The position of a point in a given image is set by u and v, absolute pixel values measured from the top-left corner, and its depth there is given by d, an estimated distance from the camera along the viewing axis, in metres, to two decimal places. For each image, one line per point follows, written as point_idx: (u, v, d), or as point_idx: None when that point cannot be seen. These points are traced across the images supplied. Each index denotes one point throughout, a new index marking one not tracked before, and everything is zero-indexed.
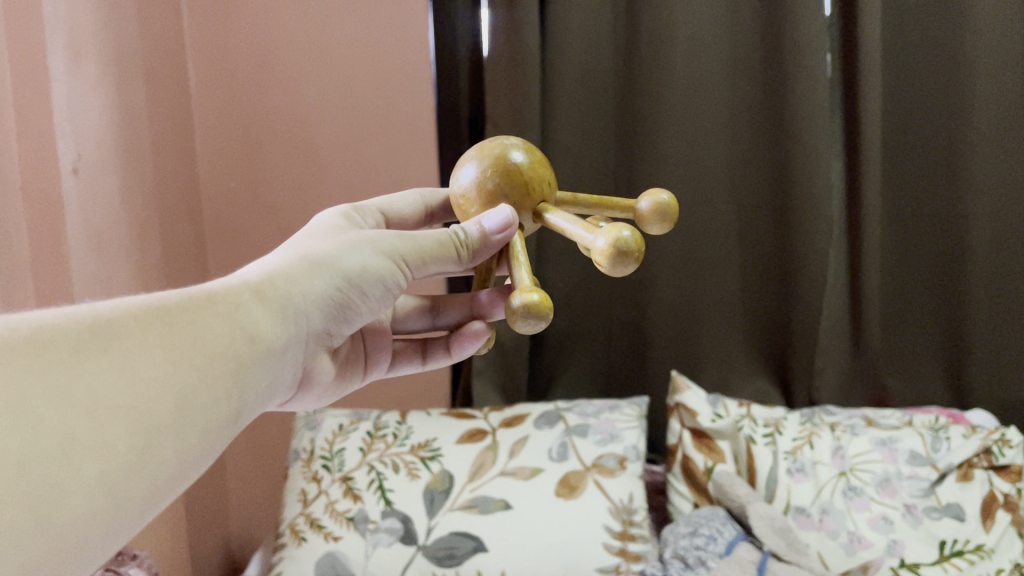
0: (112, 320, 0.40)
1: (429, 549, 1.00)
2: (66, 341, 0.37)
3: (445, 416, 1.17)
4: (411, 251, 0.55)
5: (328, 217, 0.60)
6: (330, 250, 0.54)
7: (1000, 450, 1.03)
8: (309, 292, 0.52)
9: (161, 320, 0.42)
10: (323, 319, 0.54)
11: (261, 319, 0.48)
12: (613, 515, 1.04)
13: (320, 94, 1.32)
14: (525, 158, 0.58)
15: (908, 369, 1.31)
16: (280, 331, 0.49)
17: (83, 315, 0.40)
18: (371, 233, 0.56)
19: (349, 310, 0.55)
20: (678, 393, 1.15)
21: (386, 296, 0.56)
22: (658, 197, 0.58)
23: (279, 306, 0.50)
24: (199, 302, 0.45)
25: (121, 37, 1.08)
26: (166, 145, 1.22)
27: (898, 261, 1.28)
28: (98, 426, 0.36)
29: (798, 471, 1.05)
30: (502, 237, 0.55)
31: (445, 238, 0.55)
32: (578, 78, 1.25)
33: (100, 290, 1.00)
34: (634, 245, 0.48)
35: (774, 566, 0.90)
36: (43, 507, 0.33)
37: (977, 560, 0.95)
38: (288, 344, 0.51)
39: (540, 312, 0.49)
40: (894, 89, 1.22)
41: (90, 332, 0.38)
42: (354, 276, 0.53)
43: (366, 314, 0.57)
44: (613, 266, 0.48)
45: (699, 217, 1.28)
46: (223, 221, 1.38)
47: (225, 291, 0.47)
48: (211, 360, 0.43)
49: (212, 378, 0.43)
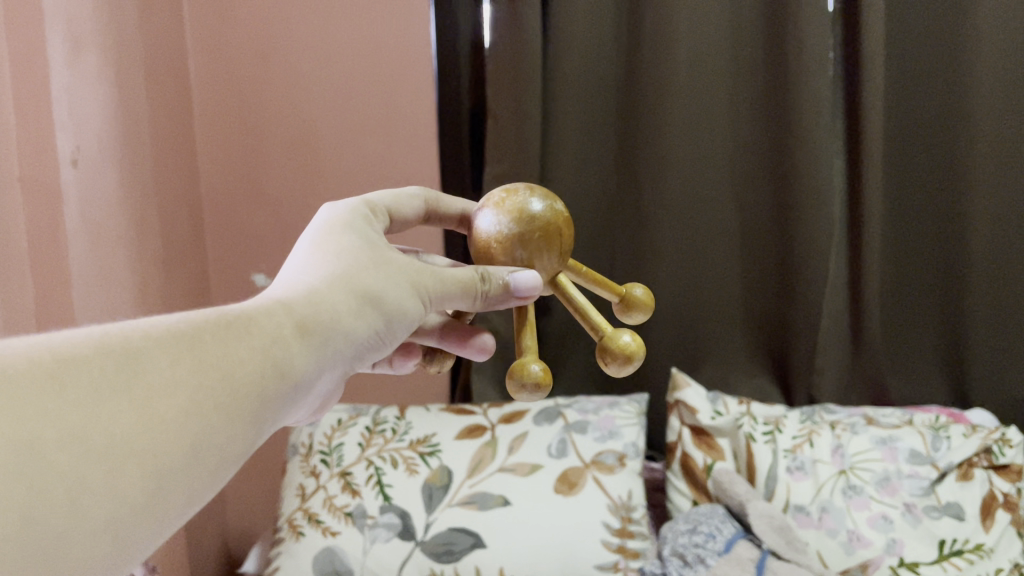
0: (140, 348, 0.39)
1: (427, 544, 0.99)
2: (88, 372, 0.36)
3: (444, 411, 1.16)
4: (436, 288, 0.56)
5: (341, 213, 0.58)
6: (365, 276, 0.53)
7: (1000, 449, 1.03)
8: (348, 325, 0.51)
9: (189, 350, 0.41)
10: (356, 350, 0.53)
11: (295, 351, 0.47)
12: (611, 512, 1.03)
13: (321, 88, 1.32)
14: (562, 222, 0.59)
15: (908, 368, 1.30)
16: (316, 366, 0.49)
17: (113, 340, 0.39)
18: (402, 264, 0.56)
19: (378, 340, 0.55)
20: (677, 390, 1.14)
21: (407, 331, 0.56)
22: (640, 292, 0.62)
23: (318, 339, 0.49)
24: (234, 330, 0.44)
25: (121, 29, 1.07)
26: (165, 138, 1.21)
27: (900, 259, 1.27)
28: (111, 469, 0.35)
29: (798, 469, 1.04)
30: (524, 300, 0.57)
31: (471, 279, 0.56)
32: (580, 72, 1.24)
33: (99, 285, 0.99)
34: (638, 353, 0.56)
35: (773, 564, 0.90)
36: (44, 556, 0.32)
37: (977, 559, 0.94)
38: (320, 375, 0.50)
39: (541, 384, 0.57)
40: (897, 87, 1.22)
41: (115, 364, 0.38)
42: (391, 312, 0.54)
43: (389, 345, 0.57)
44: (617, 368, 0.56)
45: (701, 216, 1.28)
46: (222, 215, 1.38)
47: (263, 315, 0.46)
48: (236, 396, 0.42)
49: (234, 419, 0.42)
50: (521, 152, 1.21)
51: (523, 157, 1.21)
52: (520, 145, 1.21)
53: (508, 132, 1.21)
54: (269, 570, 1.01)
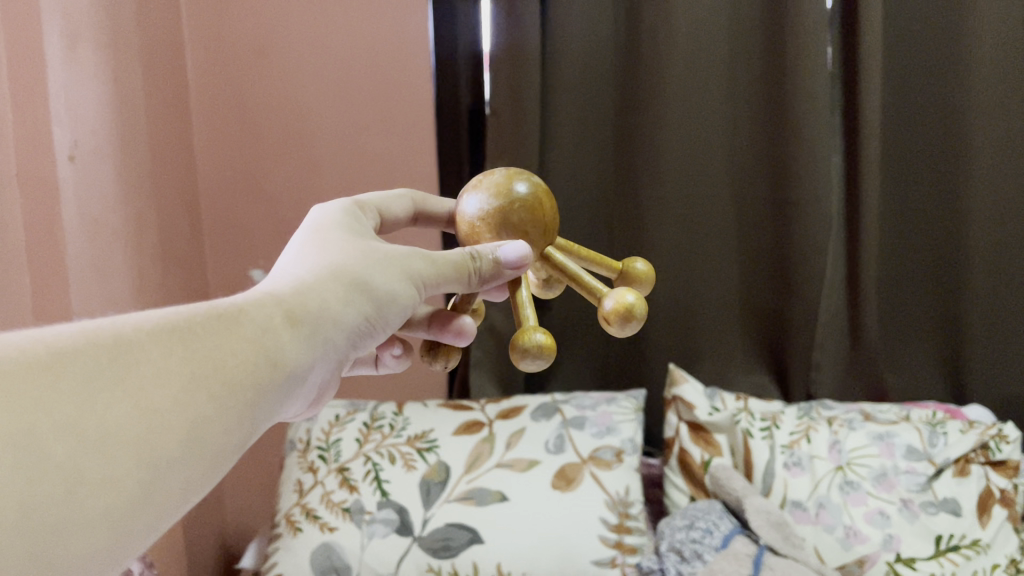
0: (133, 340, 0.39)
1: (424, 540, 1.00)
2: (81, 364, 0.36)
3: (442, 407, 1.16)
4: (429, 274, 0.56)
5: (333, 213, 0.59)
6: (355, 266, 0.53)
7: (997, 446, 1.03)
8: (339, 316, 0.51)
9: (181, 341, 0.41)
10: (349, 341, 0.53)
11: (287, 342, 0.47)
12: (608, 508, 1.03)
13: (319, 84, 1.32)
14: (546, 197, 0.59)
15: (905, 363, 1.30)
16: (309, 355, 0.49)
17: (105, 333, 0.39)
18: (393, 252, 0.56)
19: (371, 330, 0.55)
20: (675, 386, 1.14)
21: (400, 320, 0.56)
22: (640, 265, 0.61)
23: (310, 329, 0.49)
24: (226, 322, 0.44)
25: (118, 23, 1.07)
26: (163, 134, 1.21)
27: (898, 255, 1.27)
28: (107, 462, 0.35)
29: (795, 465, 1.04)
30: (515, 271, 0.56)
31: (462, 260, 0.56)
32: (577, 67, 1.25)
33: (96, 280, 0.99)
34: (640, 309, 0.54)
35: (770, 560, 0.90)
36: (42, 550, 0.32)
37: (973, 555, 0.95)
38: (314, 366, 0.50)
39: (545, 352, 0.55)
40: (896, 82, 1.22)
41: (109, 356, 0.38)
42: (381, 299, 0.54)
43: (383, 333, 0.57)
44: (620, 326, 0.54)
45: (698, 211, 1.28)
46: (220, 211, 1.37)
47: (254, 308, 0.46)
48: (230, 386, 0.42)
49: (230, 409, 0.42)
50: (520, 148, 1.21)
51: (522, 153, 1.21)
52: (518, 141, 1.21)
53: (506, 128, 1.21)
54: (267, 566, 1.01)
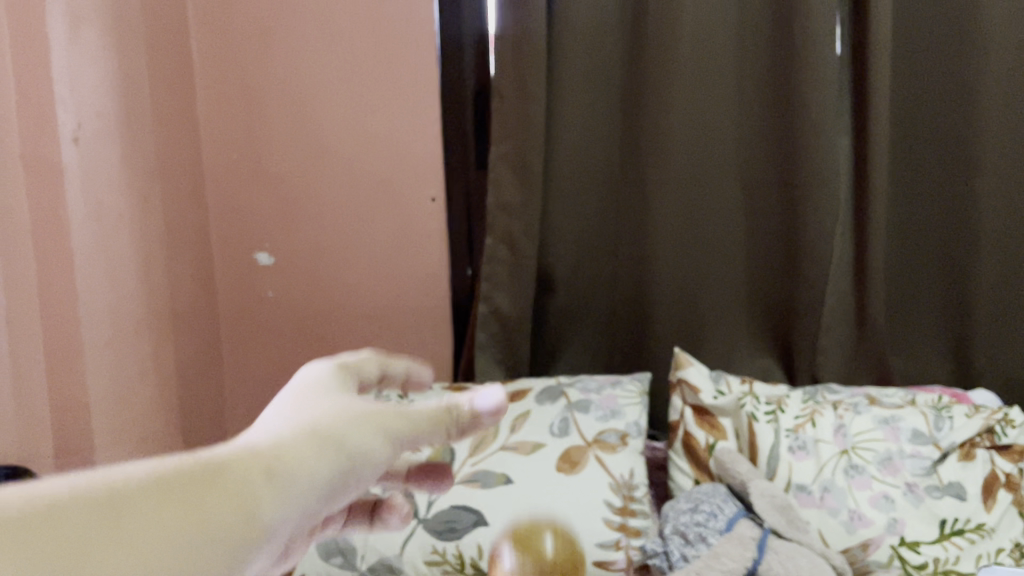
0: (127, 493, 0.34)
1: (429, 522, 1.00)
2: (73, 523, 0.31)
3: (447, 390, 1.16)
4: (406, 427, 0.49)
5: (308, 370, 0.51)
6: (335, 423, 0.45)
7: (1003, 430, 1.03)
8: (319, 475, 0.41)
9: (168, 495, 0.35)
10: (325, 507, 0.43)
11: (271, 500, 0.38)
12: (612, 490, 1.04)
13: (324, 66, 1.31)
14: None
15: (911, 347, 1.30)
16: (289, 516, 0.39)
17: (93, 482, 0.33)
18: (370, 406, 0.48)
19: (342, 492, 0.44)
20: (679, 369, 1.14)
21: (371, 481, 0.47)
22: None
23: (294, 491, 0.40)
24: (214, 474, 0.37)
25: (121, 4, 1.06)
26: (167, 116, 1.21)
27: (905, 238, 1.27)
28: None
29: (800, 449, 1.04)
30: (492, 418, 0.53)
31: (438, 412, 0.51)
32: (583, 48, 1.24)
33: (102, 263, 0.99)
34: None
35: (774, 543, 0.92)
36: None
37: (978, 539, 0.95)
38: (288, 536, 0.40)
39: None
40: (905, 65, 1.21)
41: (96, 505, 0.32)
42: (354, 455, 0.44)
43: (344, 502, 0.46)
44: None
45: (704, 194, 1.28)
46: (225, 195, 1.37)
47: (243, 459, 0.39)
48: (219, 552, 0.35)
49: (208, 571, 0.34)
50: (525, 131, 1.21)
51: (528, 136, 1.21)
52: (523, 124, 1.21)
53: (510, 111, 1.21)
54: None
